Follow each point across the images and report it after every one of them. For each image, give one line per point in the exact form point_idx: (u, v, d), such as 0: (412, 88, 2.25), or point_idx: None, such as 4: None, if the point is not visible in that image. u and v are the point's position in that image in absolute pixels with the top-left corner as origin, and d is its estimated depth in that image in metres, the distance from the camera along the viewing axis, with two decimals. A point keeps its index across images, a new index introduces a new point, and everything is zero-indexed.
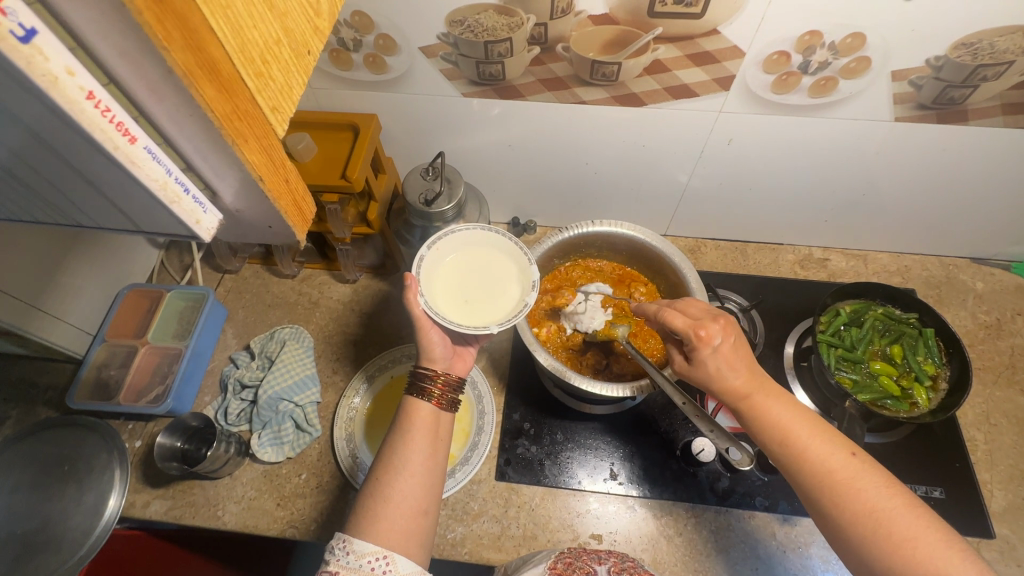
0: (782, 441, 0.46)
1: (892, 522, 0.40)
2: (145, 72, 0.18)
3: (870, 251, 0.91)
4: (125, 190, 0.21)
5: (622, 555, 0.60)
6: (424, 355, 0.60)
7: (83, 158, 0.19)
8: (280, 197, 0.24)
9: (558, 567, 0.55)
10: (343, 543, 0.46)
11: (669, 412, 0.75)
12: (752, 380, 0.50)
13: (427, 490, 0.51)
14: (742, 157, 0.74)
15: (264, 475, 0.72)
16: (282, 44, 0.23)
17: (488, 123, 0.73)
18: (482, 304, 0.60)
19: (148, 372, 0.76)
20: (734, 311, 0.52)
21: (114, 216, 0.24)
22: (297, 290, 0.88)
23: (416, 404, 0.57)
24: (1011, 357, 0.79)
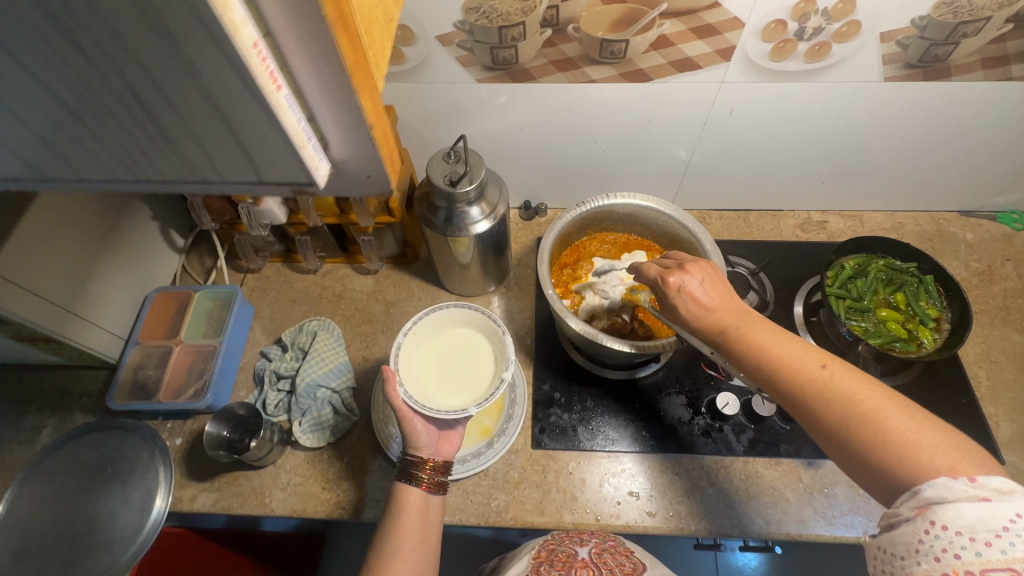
0: (771, 369, 0.48)
1: (883, 427, 0.41)
2: (293, 33, 0.25)
3: (864, 211, 0.95)
4: (270, 140, 0.28)
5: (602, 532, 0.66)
6: (409, 443, 0.64)
7: (234, 98, 0.26)
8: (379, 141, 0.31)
9: (541, 556, 0.61)
10: None
11: (692, 372, 0.79)
12: (731, 318, 0.52)
13: (418, 575, 0.56)
14: (743, 125, 0.78)
15: (307, 461, 0.74)
16: (377, 21, 0.30)
17: (501, 109, 0.77)
18: (460, 385, 0.68)
19: (183, 370, 0.78)
20: (691, 276, 0.55)
21: (238, 157, 0.31)
22: (321, 285, 0.90)
23: (406, 491, 0.61)
24: (1004, 300, 0.84)
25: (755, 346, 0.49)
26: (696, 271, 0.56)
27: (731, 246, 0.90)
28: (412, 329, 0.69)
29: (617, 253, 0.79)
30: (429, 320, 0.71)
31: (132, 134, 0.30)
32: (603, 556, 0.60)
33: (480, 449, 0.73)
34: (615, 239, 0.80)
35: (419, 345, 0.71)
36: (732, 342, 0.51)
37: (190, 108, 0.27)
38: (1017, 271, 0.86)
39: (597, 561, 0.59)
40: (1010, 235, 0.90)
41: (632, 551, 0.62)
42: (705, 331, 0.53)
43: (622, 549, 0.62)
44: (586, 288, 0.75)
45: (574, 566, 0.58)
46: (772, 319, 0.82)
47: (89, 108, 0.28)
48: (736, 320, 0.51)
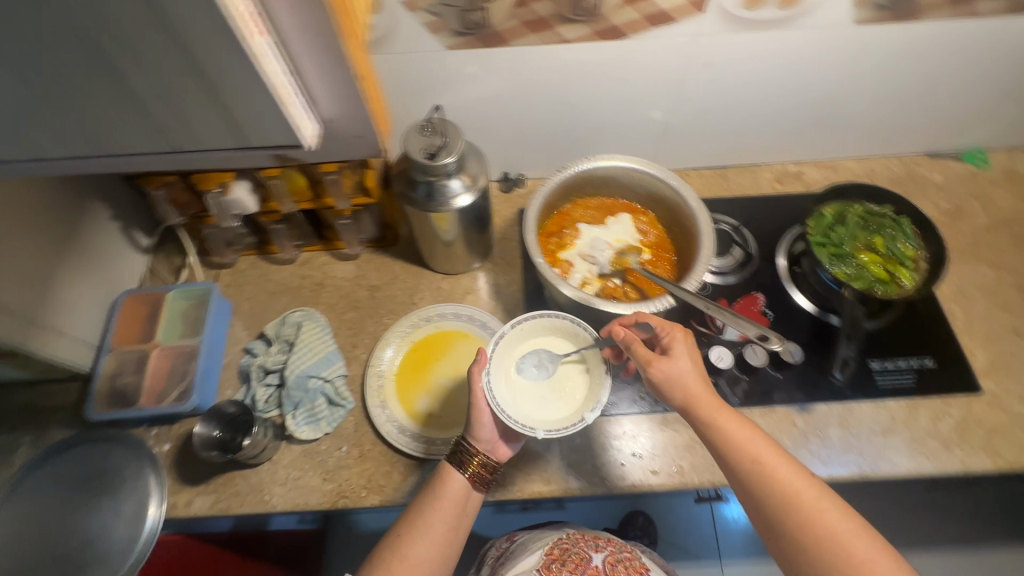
0: (749, 469, 0.53)
1: (823, 518, 0.50)
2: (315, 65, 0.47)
3: (837, 160, 0.96)
4: (252, 98, 0.44)
5: (617, 543, 0.82)
6: (471, 433, 0.65)
7: (202, 42, 0.38)
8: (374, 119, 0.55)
9: (555, 553, 0.77)
10: None
11: (684, 330, 0.79)
12: (713, 411, 0.56)
13: (438, 559, 0.60)
14: (717, 79, 0.77)
15: (304, 454, 0.73)
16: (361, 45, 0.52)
17: (474, 78, 0.74)
18: (535, 406, 0.67)
19: (164, 374, 0.75)
20: (674, 341, 0.60)
21: (213, 101, 0.44)
22: (300, 274, 0.87)
23: (450, 473, 0.64)
24: (973, 236, 0.87)
25: (739, 445, 0.54)
26: (678, 337, 0.60)
27: (712, 204, 0.91)
28: (520, 324, 0.70)
29: (602, 217, 0.78)
30: (534, 323, 0.71)
31: (107, 95, 0.42)
32: (613, 566, 0.76)
33: None
34: (598, 204, 0.79)
35: (514, 344, 0.71)
36: (714, 439, 0.55)
37: (150, 55, 0.39)
38: (984, 208, 0.89)
39: (607, 569, 0.75)
40: (975, 174, 0.93)
41: (640, 567, 0.78)
42: (687, 411, 0.57)
43: (632, 563, 0.78)
44: (574, 255, 0.75)
45: (586, 571, 0.74)
46: (757, 273, 0.84)
47: (67, 69, 0.39)
48: (720, 415, 0.55)
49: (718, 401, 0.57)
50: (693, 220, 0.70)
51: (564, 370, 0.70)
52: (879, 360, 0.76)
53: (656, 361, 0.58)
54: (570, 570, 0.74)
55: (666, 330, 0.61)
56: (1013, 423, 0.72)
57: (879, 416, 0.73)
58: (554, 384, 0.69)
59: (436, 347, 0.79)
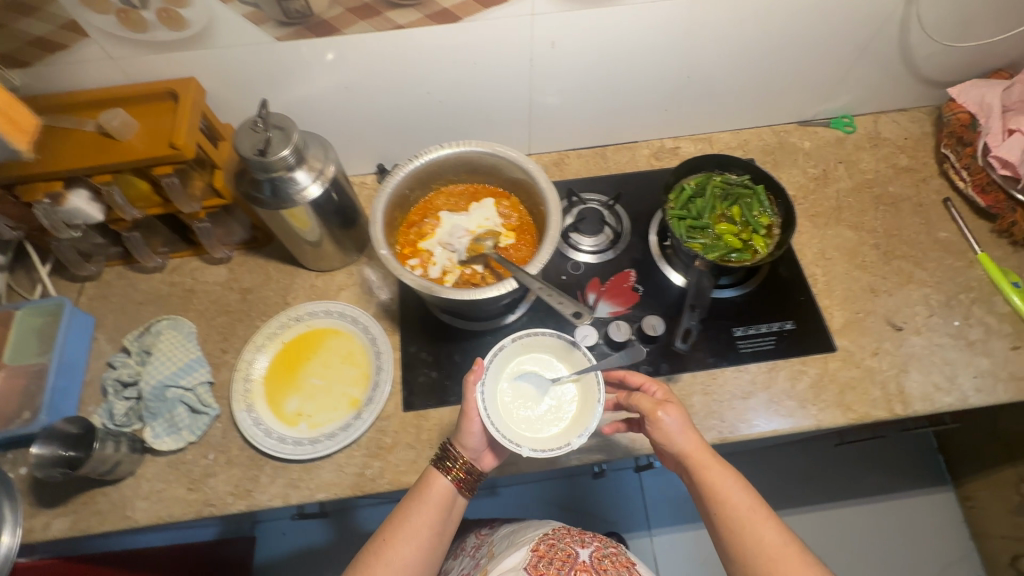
0: (733, 522, 0.55)
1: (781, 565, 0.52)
2: None
3: (713, 133, 0.97)
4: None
5: (603, 540, 0.78)
6: (459, 438, 0.64)
7: None
8: None
9: (541, 551, 0.73)
10: None
11: (555, 311, 0.80)
12: (704, 462, 0.58)
13: (423, 562, 0.60)
14: (570, 58, 0.77)
15: (169, 465, 0.71)
16: None
17: (317, 70, 0.72)
18: (529, 424, 0.66)
19: (14, 395, 0.72)
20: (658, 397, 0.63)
21: None
22: (168, 282, 0.84)
23: (435, 477, 0.63)
24: (837, 200, 0.90)
25: (721, 500, 0.56)
26: (660, 396, 0.64)
27: (588, 184, 0.91)
28: (519, 340, 0.69)
29: (466, 204, 0.78)
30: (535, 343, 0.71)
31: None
32: (602, 562, 0.72)
33: (349, 421, 0.73)
34: (462, 191, 0.78)
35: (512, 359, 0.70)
36: (704, 488, 0.57)
37: None
38: (848, 172, 0.92)
39: (595, 564, 0.71)
40: (841, 139, 0.95)
41: (630, 562, 0.73)
42: (682, 460, 0.59)
43: (621, 559, 0.73)
44: (432, 244, 0.74)
45: (574, 568, 0.70)
46: (629, 249, 0.85)
47: None
48: (714, 466, 0.58)
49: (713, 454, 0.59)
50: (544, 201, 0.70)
51: (562, 396, 0.68)
52: (742, 326, 0.79)
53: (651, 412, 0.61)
54: (557, 567, 0.70)
55: (659, 392, 0.64)
56: (866, 377, 0.75)
57: (740, 381, 0.75)
58: (549, 408, 0.67)
59: (306, 347, 0.78)
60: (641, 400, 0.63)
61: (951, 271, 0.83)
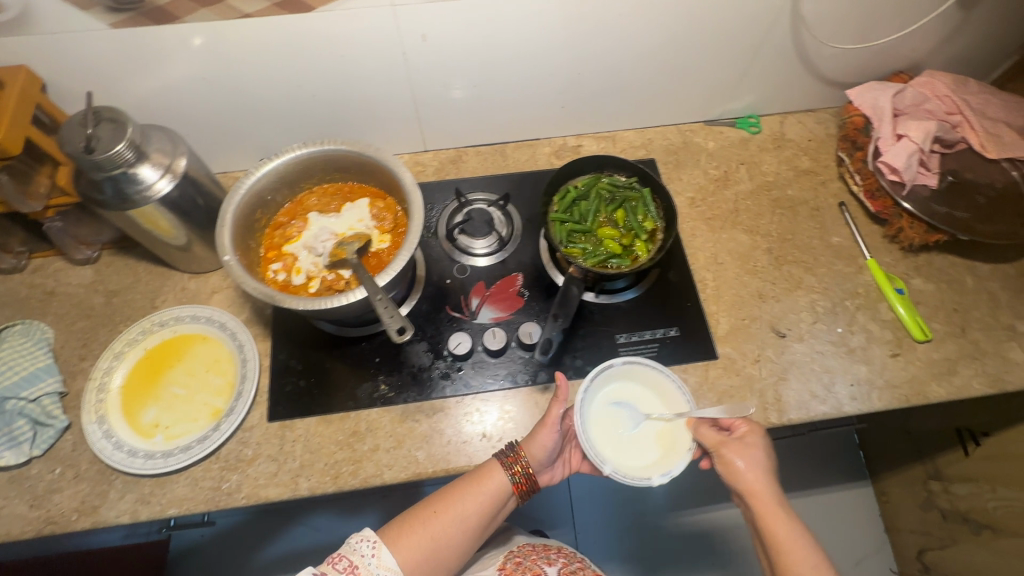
0: (785, 565, 0.59)
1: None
2: None
3: (617, 131, 0.95)
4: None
5: (569, 553, 0.88)
6: (531, 443, 0.65)
7: None
8: None
9: (508, 567, 0.82)
10: (371, 544, 0.60)
11: (434, 317, 0.77)
12: (769, 506, 0.62)
13: (464, 543, 0.64)
14: (447, 52, 0.74)
15: (11, 480, 0.67)
16: None
17: (163, 60, 0.67)
18: (619, 448, 0.65)
19: None
20: (739, 432, 0.65)
21: None
22: (28, 284, 0.79)
23: (494, 468, 0.65)
24: (735, 203, 0.88)
25: (780, 544, 0.60)
26: (741, 431, 0.65)
27: (483, 183, 0.88)
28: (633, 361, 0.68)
29: (340, 204, 0.74)
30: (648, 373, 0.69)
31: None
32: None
33: (206, 433, 0.69)
34: (337, 191, 0.75)
35: (626, 376, 0.70)
36: (766, 535, 0.61)
37: None
38: (749, 174, 0.90)
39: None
40: (745, 140, 0.94)
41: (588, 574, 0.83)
42: (745, 495, 0.63)
43: (581, 571, 0.83)
44: (297, 247, 0.70)
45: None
46: (517, 251, 0.82)
47: None
48: (772, 512, 0.61)
49: (779, 500, 0.62)
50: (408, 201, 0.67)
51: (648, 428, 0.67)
52: (625, 333, 0.77)
53: (720, 446, 0.63)
54: None
55: (736, 422, 0.65)
56: (745, 385, 0.74)
57: None
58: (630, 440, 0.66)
59: (168, 355, 0.74)
60: (705, 435, 0.64)
61: (840, 277, 0.82)
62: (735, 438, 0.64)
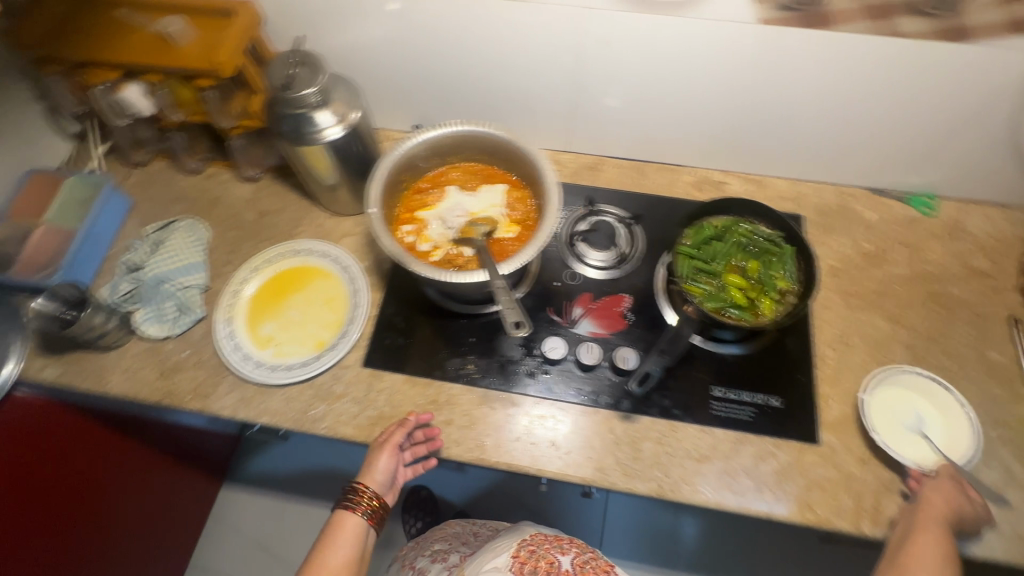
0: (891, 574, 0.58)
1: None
2: None
3: (769, 176, 0.89)
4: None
5: (582, 544, 0.85)
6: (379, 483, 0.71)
7: None
8: None
9: (522, 556, 0.80)
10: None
11: (535, 315, 0.78)
12: (919, 528, 0.60)
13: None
14: (620, 61, 0.73)
15: (149, 350, 0.78)
16: None
17: (363, 18, 0.73)
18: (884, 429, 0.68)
19: (46, 250, 0.80)
20: (973, 495, 0.62)
21: None
22: (200, 187, 0.90)
23: (344, 516, 0.70)
24: (882, 285, 0.80)
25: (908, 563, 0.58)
26: (977, 500, 0.62)
27: (615, 197, 0.87)
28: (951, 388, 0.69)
29: (477, 184, 0.77)
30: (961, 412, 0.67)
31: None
32: (581, 568, 0.79)
33: (308, 360, 0.75)
34: (477, 170, 0.77)
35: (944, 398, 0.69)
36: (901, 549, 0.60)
37: None
38: (907, 258, 0.81)
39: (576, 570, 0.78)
40: (913, 219, 0.84)
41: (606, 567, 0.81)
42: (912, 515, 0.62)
43: (598, 563, 0.80)
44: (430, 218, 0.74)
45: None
46: (633, 274, 0.80)
47: None
48: (923, 538, 0.59)
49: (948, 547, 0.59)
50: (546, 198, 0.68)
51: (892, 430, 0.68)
52: (723, 388, 0.73)
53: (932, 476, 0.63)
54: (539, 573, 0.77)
55: (981, 498, 0.62)
56: (841, 482, 0.67)
57: (700, 441, 0.70)
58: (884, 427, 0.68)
59: (293, 280, 0.81)
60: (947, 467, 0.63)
61: (988, 399, 0.72)
62: (963, 487, 0.62)
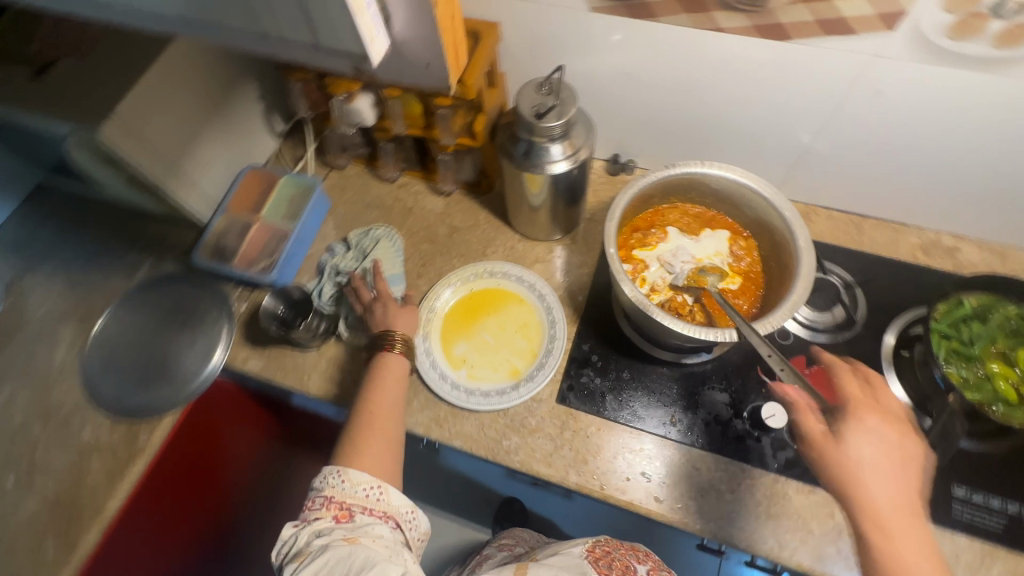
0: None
1: (876, 504, 0.51)
2: None
3: (1011, 247, 0.80)
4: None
5: (656, 558, 0.74)
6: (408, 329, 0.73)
7: None
8: (445, 32, 0.45)
9: (596, 551, 0.68)
10: (339, 474, 0.60)
11: (744, 373, 0.73)
12: None
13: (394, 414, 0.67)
14: (884, 114, 0.67)
15: (346, 355, 0.79)
16: None
17: (606, 47, 0.71)
18: None
19: (258, 245, 0.84)
20: None
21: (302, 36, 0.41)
22: (395, 195, 0.92)
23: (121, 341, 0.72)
24: None
25: None
26: None
27: (832, 253, 0.80)
28: None
29: (697, 227, 0.73)
30: None
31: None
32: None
33: (504, 389, 0.74)
34: (697, 213, 0.74)
35: None
36: None
37: None
38: None
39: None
40: None
41: None
42: None
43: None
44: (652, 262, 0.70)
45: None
46: (855, 341, 0.73)
47: None
48: None
49: None
50: (795, 259, 0.62)
51: None
52: (965, 487, 0.65)
53: None
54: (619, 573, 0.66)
55: None
56: None
57: (938, 546, 0.62)
58: None
59: (488, 303, 0.80)
60: None
61: None
62: None
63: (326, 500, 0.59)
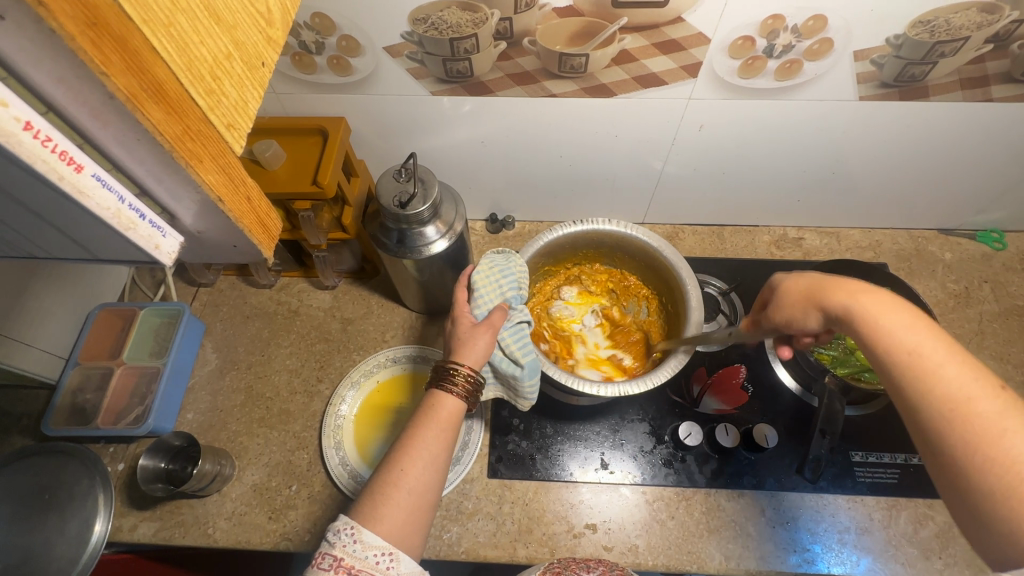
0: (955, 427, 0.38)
1: (1010, 451, 0.35)
2: (90, 102, 0.19)
3: (842, 228, 0.93)
4: (88, 223, 0.23)
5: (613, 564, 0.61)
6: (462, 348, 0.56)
7: (35, 192, 0.21)
8: (243, 217, 0.26)
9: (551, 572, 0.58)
10: (351, 529, 0.42)
11: (655, 399, 0.76)
12: None
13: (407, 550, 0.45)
14: (712, 143, 0.75)
15: (254, 489, 0.72)
16: (230, 59, 0.22)
17: (459, 121, 0.73)
18: None
19: (125, 394, 0.75)
20: None
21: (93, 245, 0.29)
22: (276, 300, 0.87)
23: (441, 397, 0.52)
24: (980, 324, 0.82)
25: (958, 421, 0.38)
26: None
27: (702, 264, 0.88)
28: None
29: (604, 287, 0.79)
30: None
31: None
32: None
33: None
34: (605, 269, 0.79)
35: None
36: None
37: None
38: (994, 294, 0.84)
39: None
40: (988, 256, 0.88)
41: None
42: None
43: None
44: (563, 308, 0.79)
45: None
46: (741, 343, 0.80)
47: None
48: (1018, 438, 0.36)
49: None
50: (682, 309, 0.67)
51: None
52: (862, 452, 0.72)
53: None
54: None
55: None
56: None
57: (854, 513, 0.69)
58: None
59: (397, 392, 0.77)
60: None
61: None
62: None
63: (337, 561, 0.41)
